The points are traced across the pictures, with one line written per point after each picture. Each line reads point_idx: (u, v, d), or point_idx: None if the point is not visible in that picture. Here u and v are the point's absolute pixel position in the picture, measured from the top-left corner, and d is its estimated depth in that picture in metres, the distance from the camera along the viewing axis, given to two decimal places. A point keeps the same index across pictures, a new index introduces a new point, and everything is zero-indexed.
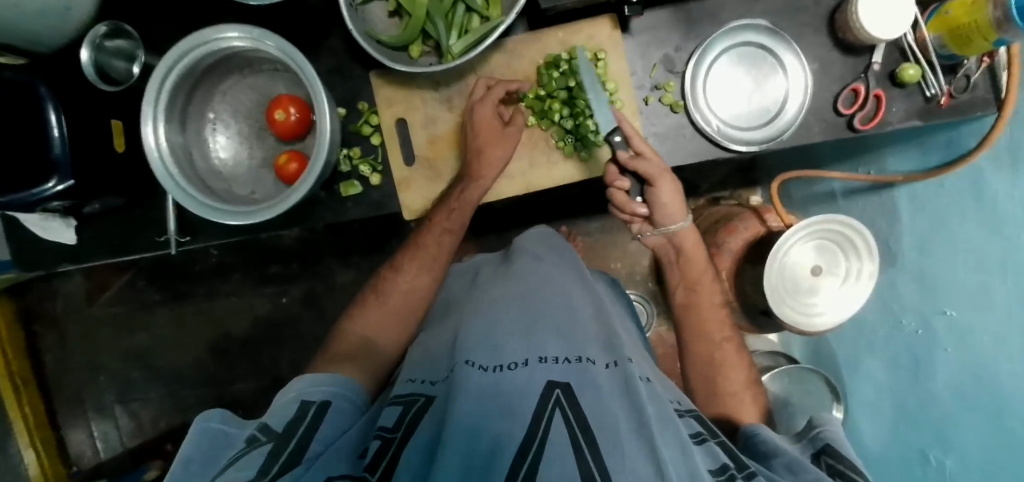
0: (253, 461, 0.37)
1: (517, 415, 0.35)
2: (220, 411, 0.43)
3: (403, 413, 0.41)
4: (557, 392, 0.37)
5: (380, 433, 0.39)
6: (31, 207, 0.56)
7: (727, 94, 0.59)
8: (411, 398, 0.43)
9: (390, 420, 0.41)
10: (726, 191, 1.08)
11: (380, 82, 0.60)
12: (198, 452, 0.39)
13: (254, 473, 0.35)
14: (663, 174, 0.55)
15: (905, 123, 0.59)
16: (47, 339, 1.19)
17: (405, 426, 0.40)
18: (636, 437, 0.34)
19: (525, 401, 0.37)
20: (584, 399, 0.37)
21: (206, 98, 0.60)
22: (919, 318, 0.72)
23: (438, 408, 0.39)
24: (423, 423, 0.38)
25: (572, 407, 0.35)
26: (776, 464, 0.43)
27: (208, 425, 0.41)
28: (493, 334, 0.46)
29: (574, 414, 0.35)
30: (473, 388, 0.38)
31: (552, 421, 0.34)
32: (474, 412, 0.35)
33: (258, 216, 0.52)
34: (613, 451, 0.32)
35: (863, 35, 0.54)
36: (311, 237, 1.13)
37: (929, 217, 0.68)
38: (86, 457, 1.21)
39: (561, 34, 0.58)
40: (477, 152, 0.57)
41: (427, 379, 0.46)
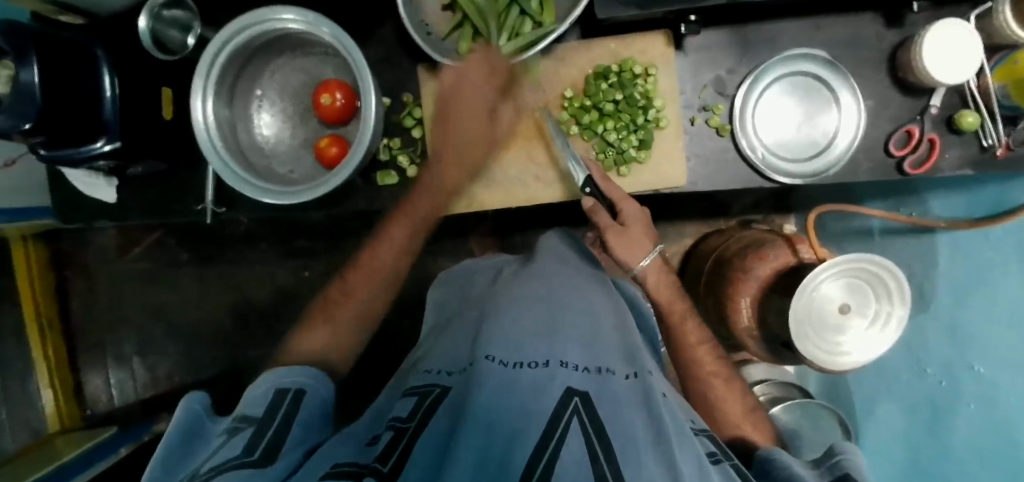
0: (236, 443, 0.38)
1: (534, 416, 0.34)
2: (205, 398, 0.47)
3: (416, 405, 0.42)
4: (576, 400, 0.36)
5: (393, 423, 0.39)
6: (78, 164, 0.58)
7: (775, 122, 0.58)
8: (426, 389, 0.44)
9: (405, 410, 0.42)
10: (758, 214, 1.06)
11: (427, 75, 0.60)
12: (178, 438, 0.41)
13: (240, 451, 0.36)
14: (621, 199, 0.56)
15: (956, 172, 0.57)
16: (75, 285, 1.23)
17: (421, 418, 0.39)
18: (653, 451, 0.34)
19: (542, 400, 0.36)
20: (601, 409, 0.36)
21: (256, 75, 0.61)
22: (944, 369, 0.71)
23: (455, 402, 0.40)
24: (439, 413, 0.39)
25: (590, 416, 0.35)
26: None
27: (192, 406, 0.45)
28: (514, 331, 0.45)
29: (592, 423, 0.34)
30: (493, 381, 0.37)
31: (569, 427, 0.33)
32: (494, 405, 0.35)
33: (295, 196, 0.53)
34: (630, 462, 0.32)
35: (926, 77, 0.52)
36: (339, 216, 1.15)
37: (973, 267, 0.67)
38: (101, 403, 1.25)
39: (614, 45, 0.57)
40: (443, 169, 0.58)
41: (445, 371, 0.47)
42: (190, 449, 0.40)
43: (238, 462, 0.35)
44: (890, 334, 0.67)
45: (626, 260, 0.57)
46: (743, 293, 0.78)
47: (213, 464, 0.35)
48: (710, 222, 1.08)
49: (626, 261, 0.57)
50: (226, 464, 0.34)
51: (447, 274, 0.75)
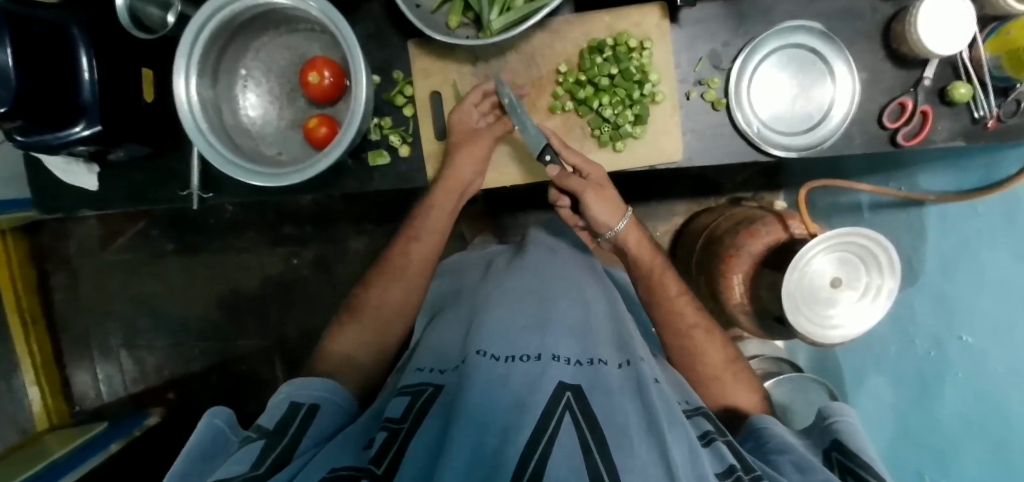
0: (246, 455, 0.38)
1: (529, 409, 0.34)
2: (224, 408, 0.46)
3: (409, 405, 0.40)
4: (568, 395, 0.36)
5: (386, 424, 0.38)
6: (56, 150, 0.56)
7: (770, 95, 0.58)
8: (419, 388, 0.43)
9: (397, 411, 0.40)
10: (748, 192, 1.06)
11: (418, 52, 0.58)
12: (199, 446, 0.42)
13: (248, 465, 0.37)
14: (586, 187, 0.55)
15: (947, 143, 0.57)
16: (57, 278, 1.20)
17: (414, 417, 0.38)
18: (648, 436, 0.34)
19: (536, 394, 0.35)
20: (595, 401, 0.36)
21: (240, 54, 0.59)
22: (933, 341, 0.72)
23: (448, 399, 0.39)
24: (433, 412, 0.38)
25: (583, 410, 0.34)
26: (781, 461, 0.42)
27: (209, 421, 0.44)
28: (505, 326, 0.45)
29: (585, 415, 0.34)
30: (484, 376, 0.37)
31: (562, 423, 0.33)
32: (486, 403, 0.34)
33: (287, 179, 0.52)
34: (623, 450, 0.32)
35: (919, 49, 0.52)
36: (327, 202, 1.13)
37: (955, 238, 0.68)
38: (89, 398, 1.23)
39: (609, 18, 0.56)
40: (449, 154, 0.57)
41: (437, 368, 0.46)
42: (209, 464, 0.41)
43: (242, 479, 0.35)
44: (880, 305, 0.67)
45: (607, 220, 0.57)
46: (734, 270, 0.78)
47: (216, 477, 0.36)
48: (701, 201, 1.08)
49: (602, 223, 0.57)
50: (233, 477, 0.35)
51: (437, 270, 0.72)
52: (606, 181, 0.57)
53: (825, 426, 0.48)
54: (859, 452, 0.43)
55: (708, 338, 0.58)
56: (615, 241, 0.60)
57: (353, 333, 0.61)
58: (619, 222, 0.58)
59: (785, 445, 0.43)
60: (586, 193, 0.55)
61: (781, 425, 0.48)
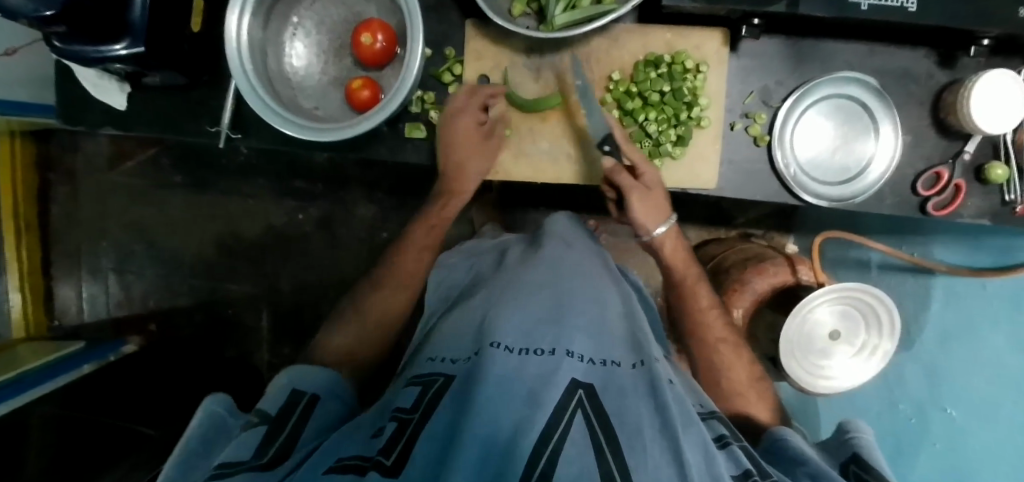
0: (248, 442, 0.38)
1: (542, 404, 0.34)
2: (223, 396, 0.47)
3: (421, 395, 0.41)
4: (580, 393, 0.36)
5: (397, 414, 0.39)
6: (92, 63, 0.55)
7: (811, 141, 0.58)
8: (430, 379, 0.43)
9: (409, 400, 0.41)
10: (759, 229, 1.06)
11: (474, 33, 0.58)
12: (199, 429, 0.42)
13: (251, 454, 0.37)
14: (636, 188, 0.55)
15: (974, 220, 0.58)
16: (59, 190, 1.19)
17: (424, 410, 0.38)
18: (660, 438, 0.35)
19: (549, 390, 0.36)
20: (606, 401, 0.36)
21: (295, 1, 0.58)
22: (914, 406, 0.75)
23: (461, 387, 0.39)
24: (445, 403, 0.38)
25: (594, 410, 0.35)
26: (800, 473, 0.41)
27: (212, 407, 0.45)
28: (520, 320, 0.45)
29: (597, 415, 0.34)
30: (499, 369, 0.37)
31: (573, 419, 0.33)
32: (500, 394, 0.34)
33: (324, 136, 0.51)
34: (635, 451, 0.32)
35: (968, 124, 0.52)
36: (342, 163, 1.12)
37: (960, 315, 0.73)
38: (69, 314, 1.22)
39: (670, 35, 0.56)
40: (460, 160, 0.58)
41: (449, 358, 0.46)
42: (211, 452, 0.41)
43: (248, 468, 0.36)
44: (873, 364, 0.69)
45: (649, 225, 0.57)
46: (736, 304, 0.77)
47: (219, 465, 0.36)
48: (711, 230, 1.08)
49: (643, 225, 0.57)
50: (238, 467, 0.35)
51: (450, 251, 0.73)
52: (657, 188, 0.56)
53: (845, 440, 0.48)
54: (875, 465, 0.43)
55: (735, 353, 0.61)
56: (649, 242, 0.60)
57: None
58: (659, 226, 0.58)
59: (801, 457, 0.43)
60: (634, 193, 0.55)
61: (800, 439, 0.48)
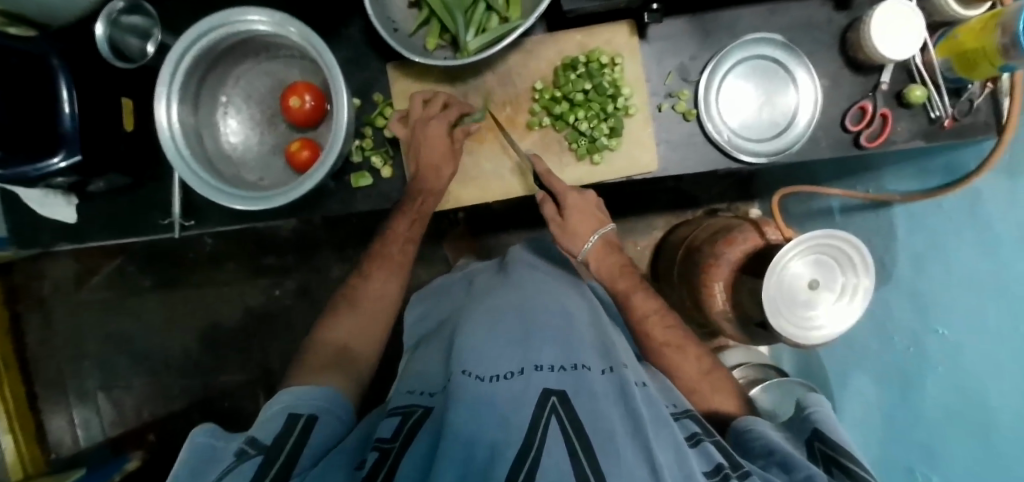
0: (242, 475, 0.37)
1: (512, 426, 0.34)
2: (209, 425, 0.44)
3: (399, 424, 0.40)
4: (553, 400, 0.37)
5: (376, 444, 0.38)
6: (33, 182, 0.55)
7: (736, 105, 0.60)
8: (409, 409, 0.43)
9: (387, 430, 0.40)
10: (724, 203, 1.08)
11: (397, 74, 0.60)
12: (186, 465, 0.40)
13: None
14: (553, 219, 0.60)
15: (910, 142, 0.61)
16: (30, 321, 1.17)
17: (403, 437, 0.38)
18: (632, 440, 0.34)
19: (520, 411, 0.35)
20: (580, 405, 0.36)
21: (220, 82, 0.60)
22: (911, 336, 0.70)
23: (436, 420, 0.39)
24: (422, 433, 0.38)
25: (569, 413, 0.35)
26: (770, 463, 0.41)
27: (200, 439, 0.42)
28: (488, 346, 0.45)
29: (572, 421, 0.34)
30: (470, 395, 0.37)
31: (548, 430, 0.33)
32: (473, 418, 0.34)
33: (271, 202, 0.52)
34: (609, 453, 0.32)
35: (875, 55, 0.55)
36: (306, 230, 1.13)
37: (924, 235, 0.68)
38: (65, 445, 1.18)
39: (581, 36, 0.59)
40: (424, 164, 0.56)
41: (425, 391, 0.46)
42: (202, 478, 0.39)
43: None
44: (858, 306, 0.66)
45: (570, 248, 0.62)
46: (715, 278, 0.78)
47: None
48: (679, 214, 1.10)
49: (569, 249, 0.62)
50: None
51: (421, 293, 0.71)
52: (578, 205, 0.59)
53: (805, 418, 0.48)
54: (840, 442, 0.44)
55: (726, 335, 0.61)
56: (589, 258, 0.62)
57: (339, 345, 0.58)
58: (580, 249, 0.61)
59: (769, 446, 0.42)
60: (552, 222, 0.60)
61: (768, 425, 0.47)
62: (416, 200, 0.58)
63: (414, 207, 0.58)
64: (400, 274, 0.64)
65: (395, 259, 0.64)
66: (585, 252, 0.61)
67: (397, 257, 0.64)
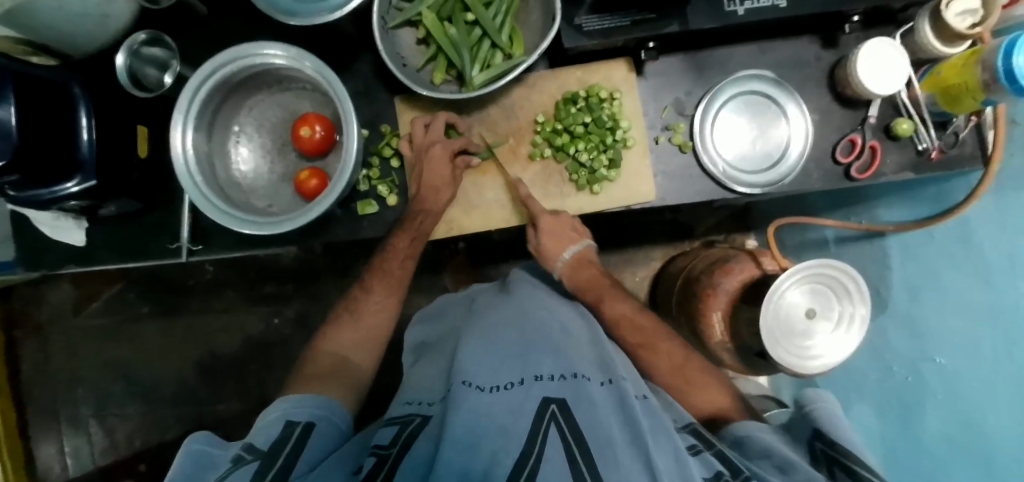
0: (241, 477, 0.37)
1: (512, 436, 0.35)
2: (207, 434, 0.44)
3: (398, 432, 0.41)
4: (553, 409, 0.38)
5: (375, 450, 0.39)
6: (47, 205, 0.57)
7: (730, 137, 0.62)
8: (406, 418, 0.44)
9: (386, 438, 0.41)
10: (721, 235, 1.10)
11: (404, 107, 0.63)
12: (184, 474, 0.40)
13: None
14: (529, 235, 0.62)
15: (900, 174, 0.64)
16: (28, 346, 1.17)
17: (401, 443, 0.39)
18: (631, 448, 0.35)
19: (519, 422, 0.36)
20: (580, 414, 0.37)
21: (234, 111, 0.62)
22: (909, 364, 0.71)
23: (435, 427, 0.40)
24: (422, 438, 0.39)
25: (568, 423, 0.36)
26: (768, 465, 0.41)
27: (197, 447, 0.42)
28: (486, 360, 0.45)
29: (572, 430, 0.35)
30: (470, 404, 0.38)
31: (547, 440, 0.34)
32: (473, 428, 0.35)
33: (280, 227, 0.53)
34: (608, 463, 0.33)
35: (862, 90, 0.58)
36: (308, 258, 1.14)
37: (918, 264, 0.70)
38: (54, 473, 1.17)
39: (580, 73, 0.61)
40: (427, 184, 0.58)
41: (424, 401, 0.47)
42: None
43: None
44: (854, 336, 0.67)
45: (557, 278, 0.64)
46: (714, 308, 0.79)
47: None
48: (676, 246, 1.12)
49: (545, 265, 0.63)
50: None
51: (422, 313, 0.71)
52: (552, 223, 0.60)
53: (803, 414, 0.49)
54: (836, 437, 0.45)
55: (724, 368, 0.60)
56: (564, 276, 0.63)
57: (339, 357, 0.59)
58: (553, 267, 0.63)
59: (766, 448, 0.42)
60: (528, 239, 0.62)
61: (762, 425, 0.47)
62: (415, 219, 0.59)
63: (417, 229, 0.59)
64: (395, 289, 0.64)
65: (392, 274, 0.62)
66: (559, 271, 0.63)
67: (401, 284, 0.64)
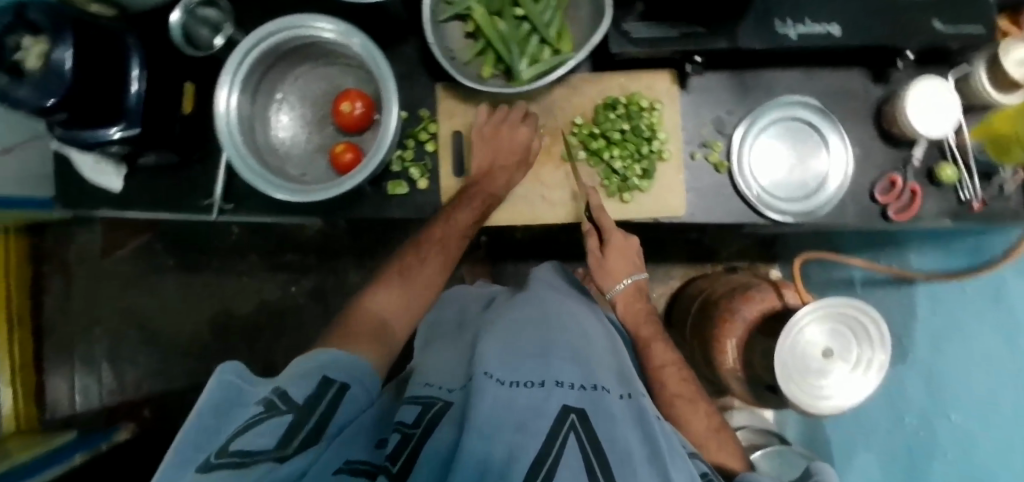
0: (272, 427, 0.35)
1: (531, 433, 0.35)
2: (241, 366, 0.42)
3: (422, 412, 0.42)
4: (572, 417, 0.37)
5: (398, 427, 0.39)
6: (92, 147, 0.59)
7: (768, 163, 0.62)
8: (427, 400, 0.44)
9: (409, 416, 0.41)
10: (745, 261, 1.09)
11: (445, 94, 0.63)
12: (211, 403, 0.38)
13: (273, 441, 0.34)
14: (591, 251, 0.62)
15: (937, 220, 0.61)
16: (53, 282, 1.21)
17: (425, 425, 0.39)
18: (649, 469, 0.35)
19: (539, 420, 0.36)
20: (598, 426, 0.37)
21: (278, 79, 0.63)
22: (922, 418, 0.70)
23: (456, 413, 0.40)
24: (445, 422, 0.39)
25: (587, 433, 0.36)
26: None
27: (226, 377, 0.40)
28: (506, 354, 0.45)
29: (590, 441, 0.35)
30: (491, 399, 0.37)
31: (565, 445, 0.34)
32: (492, 419, 0.35)
33: (311, 197, 0.54)
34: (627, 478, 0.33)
35: (909, 130, 0.56)
36: (332, 233, 1.15)
37: (945, 315, 0.68)
38: (62, 407, 1.20)
39: (623, 79, 0.61)
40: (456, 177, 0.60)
41: (445, 385, 0.47)
42: (224, 421, 0.37)
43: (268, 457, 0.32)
44: (871, 379, 0.66)
45: (601, 283, 0.64)
46: (728, 334, 0.78)
47: (239, 448, 0.32)
48: (698, 266, 1.10)
49: (600, 285, 0.64)
50: (258, 458, 0.32)
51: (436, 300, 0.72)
52: (623, 243, 0.61)
53: None
54: None
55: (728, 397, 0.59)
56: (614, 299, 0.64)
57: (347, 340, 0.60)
58: (610, 287, 0.63)
59: None
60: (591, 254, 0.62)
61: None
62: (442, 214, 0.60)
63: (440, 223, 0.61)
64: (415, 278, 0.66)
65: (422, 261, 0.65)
66: (614, 293, 0.63)
67: None
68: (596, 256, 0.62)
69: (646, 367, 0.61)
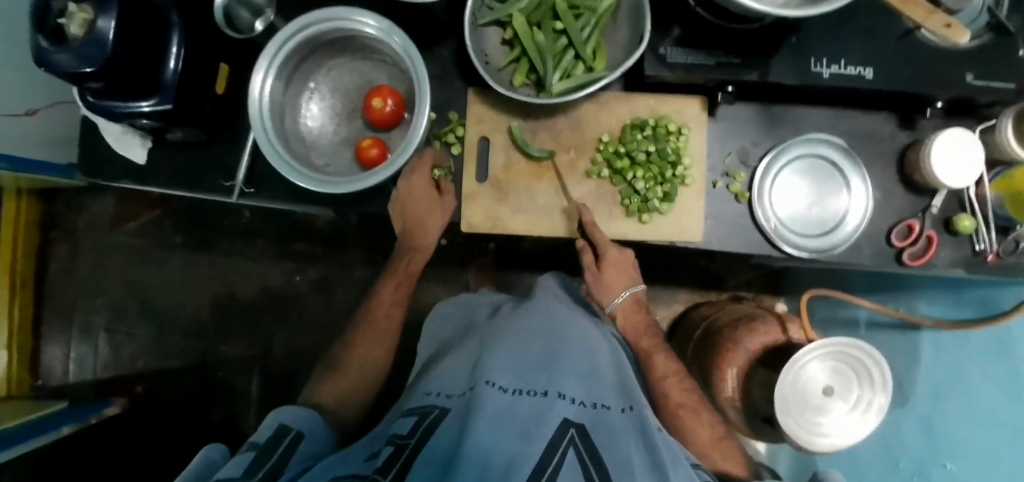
0: (240, 462, 0.38)
1: (535, 440, 0.35)
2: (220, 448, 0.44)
3: (417, 423, 0.42)
4: (572, 431, 0.38)
5: (393, 439, 0.41)
6: (118, 118, 0.59)
7: (788, 197, 0.62)
8: (426, 409, 0.45)
9: (405, 427, 0.43)
10: (750, 292, 1.09)
11: (475, 99, 0.63)
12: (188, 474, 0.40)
13: (242, 470, 0.37)
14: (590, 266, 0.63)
15: (949, 269, 0.61)
16: (60, 248, 1.22)
17: (420, 435, 0.41)
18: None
19: (541, 427, 0.37)
20: (598, 439, 0.39)
21: (313, 69, 0.64)
22: (917, 465, 0.69)
23: (456, 418, 0.40)
24: (444, 428, 0.39)
25: (586, 449, 0.37)
26: None
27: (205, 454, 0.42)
28: (510, 362, 0.45)
29: (589, 455, 0.36)
30: (492, 408, 0.37)
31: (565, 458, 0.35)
32: (493, 427, 0.35)
33: (335, 188, 0.55)
34: None
35: (931, 178, 0.56)
36: (342, 225, 1.16)
37: (948, 364, 0.68)
38: (54, 374, 1.20)
39: (653, 101, 0.62)
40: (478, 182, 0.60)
41: (443, 392, 0.47)
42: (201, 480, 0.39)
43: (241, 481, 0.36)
44: (869, 420, 0.65)
45: (601, 298, 0.65)
46: (730, 363, 0.78)
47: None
48: (703, 293, 1.11)
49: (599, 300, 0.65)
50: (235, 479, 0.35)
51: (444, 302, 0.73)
52: (618, 260, 0.62)
53: None
54: None
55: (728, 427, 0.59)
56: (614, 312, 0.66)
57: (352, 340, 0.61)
58: (610, 302, 0.65)
59: None
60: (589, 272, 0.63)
61: None
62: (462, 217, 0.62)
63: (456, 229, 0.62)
64: None
65: None
66: (613, 307, 0.65)
67: None
68: (592, 273, 0.63)
69: (649, 389, 0.61)
